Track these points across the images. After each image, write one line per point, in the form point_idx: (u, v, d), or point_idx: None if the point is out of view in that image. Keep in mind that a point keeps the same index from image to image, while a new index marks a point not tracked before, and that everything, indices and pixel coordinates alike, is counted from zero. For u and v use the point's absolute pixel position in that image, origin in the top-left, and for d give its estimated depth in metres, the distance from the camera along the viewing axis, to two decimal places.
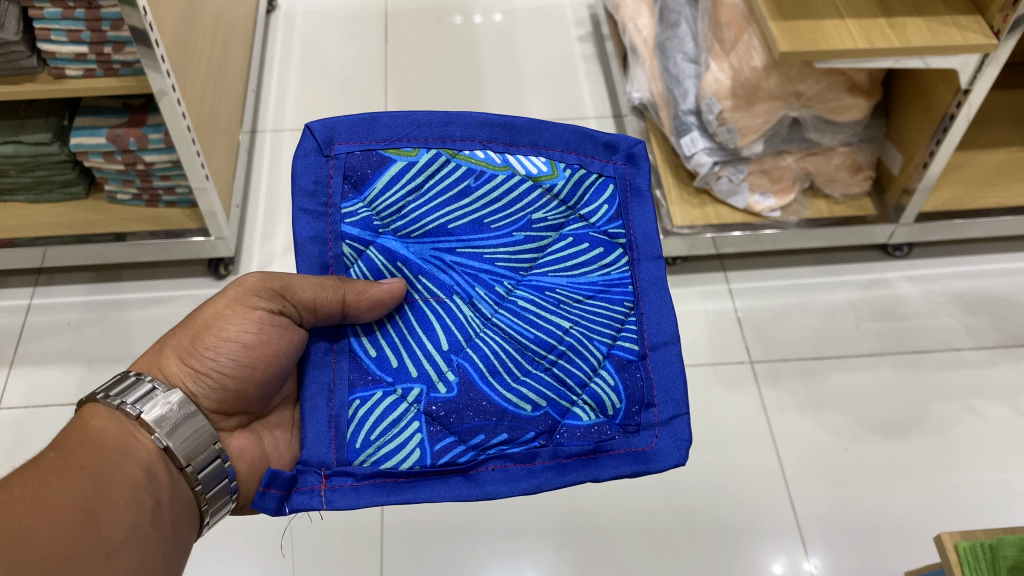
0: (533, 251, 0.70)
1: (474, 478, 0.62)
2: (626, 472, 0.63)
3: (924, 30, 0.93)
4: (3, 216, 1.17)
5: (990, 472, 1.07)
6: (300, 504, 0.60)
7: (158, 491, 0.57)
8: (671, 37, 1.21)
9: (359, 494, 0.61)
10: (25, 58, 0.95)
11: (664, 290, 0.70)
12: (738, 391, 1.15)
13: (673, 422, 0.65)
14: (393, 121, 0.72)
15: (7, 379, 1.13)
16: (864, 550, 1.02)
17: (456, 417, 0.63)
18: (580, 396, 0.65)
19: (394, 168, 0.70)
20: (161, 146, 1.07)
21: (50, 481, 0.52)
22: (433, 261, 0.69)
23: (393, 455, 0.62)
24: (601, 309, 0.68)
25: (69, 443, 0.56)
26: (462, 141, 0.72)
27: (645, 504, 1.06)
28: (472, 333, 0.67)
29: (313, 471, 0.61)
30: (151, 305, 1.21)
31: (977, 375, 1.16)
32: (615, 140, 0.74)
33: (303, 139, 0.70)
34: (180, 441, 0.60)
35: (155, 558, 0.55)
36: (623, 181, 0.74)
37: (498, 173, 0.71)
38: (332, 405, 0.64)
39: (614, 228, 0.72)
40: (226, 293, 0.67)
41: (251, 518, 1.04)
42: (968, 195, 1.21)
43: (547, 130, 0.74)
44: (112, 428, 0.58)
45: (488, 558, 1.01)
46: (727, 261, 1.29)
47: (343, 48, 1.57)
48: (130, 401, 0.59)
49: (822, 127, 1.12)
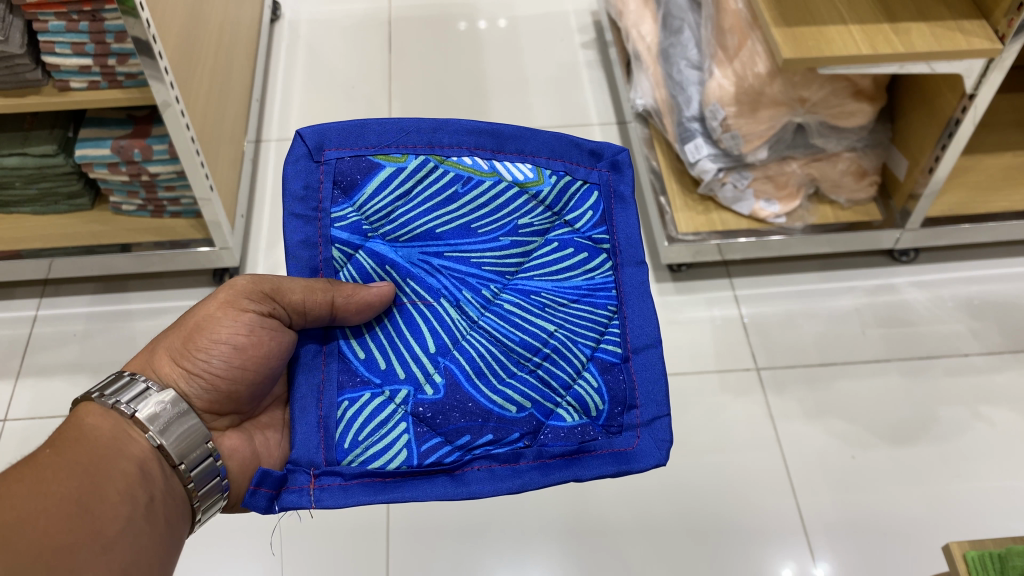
0: (519, 256, 0.70)
1: (460, 477, 0.61)
2: (608, 472, 0.63)
3: (928, 35, 0.93)
4: (9, 228, 1.17)
5: (997, 479, 1.07)
6: (289, 503, 0.60)
7: (153, 486, 0.57)
8: (674, 44, 1.21)
9: (348, 493, 0.60)
10: (30, 71, 0.95)
11: (646, 296, 0.70)
12: (744, 399, 1.15)
13: (655, 422, 0.65)
14: (382, 127, 0.71)
15: (14, 390, 1.13)
16: (872, 556, 1.01)
17: (443, 418, 0.63)
18: (564, 398, 0.65)
19: (383, 174, 0.70)
20: (166, 157, 1.07)
21: (47, 476, 0.52)
22: (421, 264, 0.69)
23: (381, 455, 0.62)
24: (585, 312, 0.68)
25: (65, 440, 0.56)
26: (449, 148, 0.72)
27: (654, 512, 1.05)
28: (458, 335, 0.67)
29: (303, 471, 0.61)
30: (158, 315, 1.21)
31: (985, 381, 1.15)
32: (600, 148, 0.75)
33: (294, 145, 0.70)
34: (174, 438, 0.60)
35: (150, 553, 0.54)
36: (607, 187, 0.74)
37: (485, 179, 0.71)
38: (321, 406, 0.63)
39: (599, 234, 0.72)
40: (215, 295, 0.67)
41: (257, 522, 1.03)
42: (975, 199, 1.20)
43: (534, 138, 0.74)
44: (107, 426, 0.58)
45: (495, 566, 1.01)
46: (733, 268, 1.28)
47: (349, 57, 1.57)
48: (125, 400, 0.59)
49: (827, 133, 1.12)
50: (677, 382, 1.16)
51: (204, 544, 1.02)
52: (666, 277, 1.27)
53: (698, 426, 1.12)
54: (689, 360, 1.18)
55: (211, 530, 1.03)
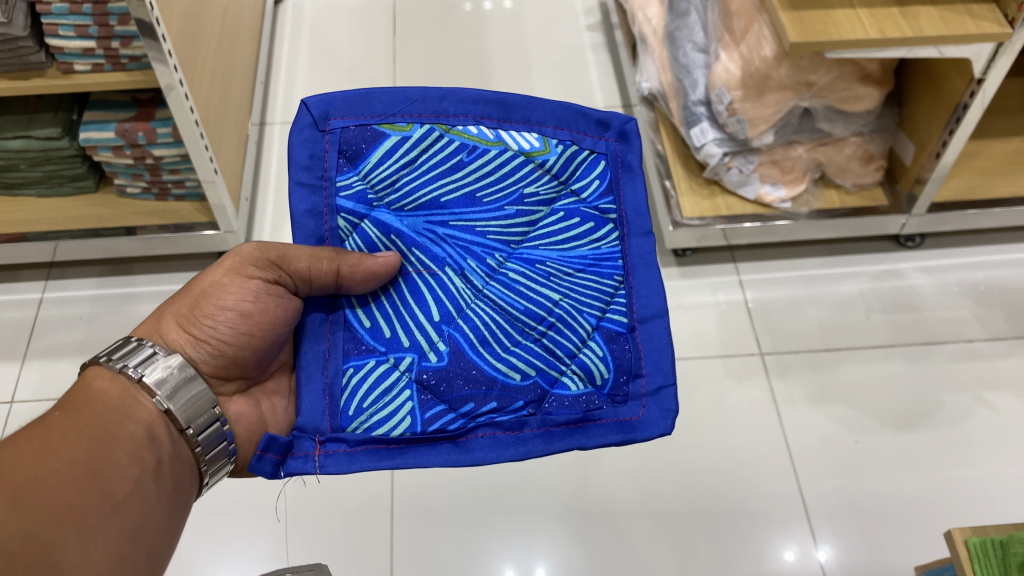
0: (525, 225, 0.70)
1: (463, 445, 0.62)
2: (613, 440, 0.63)
3: (937, 19, 0.92)
4: (14, 210, 1.17)
5: (999, 465, 1.07)
6: (294, 469, 0.61)
7: (160, 450, 0.58)
8: (680, 27, 1.20)
9: (352, 459, 0.61)
10: (34, 53, 0.95)
11: (654, 266, 0.69)
12: (747, 383, 1.15)
13: (661, 392, 0.64)
14: (387, 96, 0.72)
15: (20, 371, 1.14)
16: (874, 541, 1.01)
17: (446, 385, 0.63)
18: (569, 366, 0.65)
19: (388, 143, 0.71)
20: (170, 140, 1.07)
21: (57, 438, 0.52)
22: (426, 233, 0.69)
23: (385, 422, 0.62)
24: (590, 282, 0.68)
25: (73, 404, 0.56)
26: (454, 117, 0.73)
27: (658, 496, 1.05)
28: (464, 304, 0.67)
29: (308, 437, 0.62)
30: (162, 298, 1.21)
31: (990, 366, 1.15)
32: (608, 117, 0.74)
33: (299, 115, 0.70)
34: (181, 403, 0.60)
35: (158, 515, 0.55)
36: (615, 157, 0.74)
37: (491, 149, 0.72)
38: (327, 373, 0.64)
39: (606, 204, 0.72)
40: (223, 262, 0.67)
41: (261, 503, 1.04)
42: (981, 184, 1.20)
43: (541, 107, 0.74)
44: (115, 390, 0.58)
45: (498, 548, 1.01)
46: (738, 252, 1.28)
47: (353, 38, 1.56)
48: (132, 364, 0.60)
49: (833, 117, 1.11)
50: (681, 366, 1.16)
51: (207, 526, 1.02)
52: (671, 262, 1.27)
53: (701, 411, 1.12)
54: (693, 345, 1.18)
55: (214, 511, 1.03)
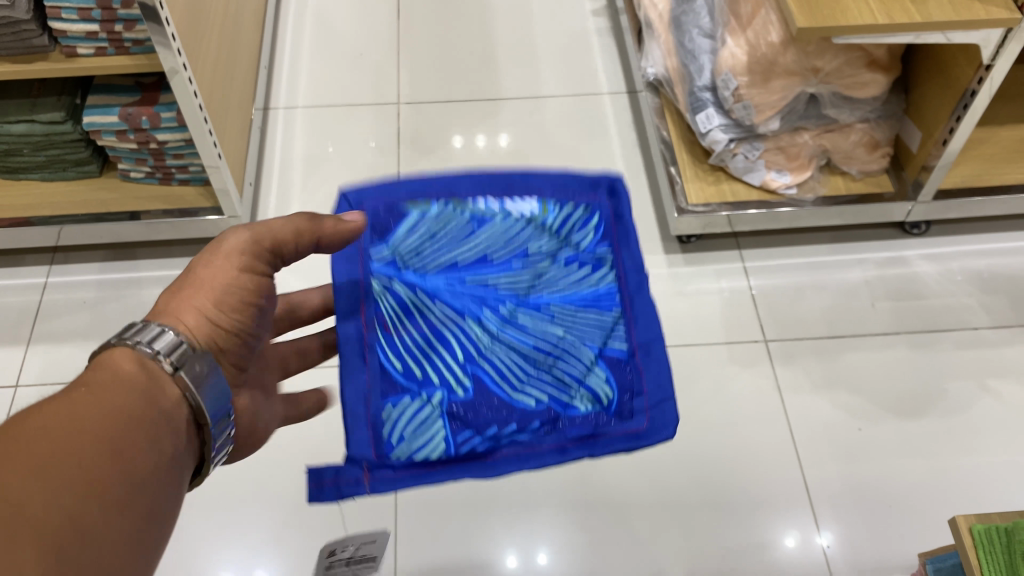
0: (529, 278, 0.67)
1: (490, 463, 0.60)
2: (619, 448, 0.61)
3: (946, 5, 0.91)
4: (18, 195, 1.17)
5: (1003, 452, 1.07)
6: (347, 496, 0.59)
7: (178, 440, 0.50)
8: (686, 12, 1.20)
9: (400, 485, 0.59)
10: (37, 37, 0.95)
11: (649, 299, 0.67)
12: (751, 370, 1.15)
13: (662, 404, 0.62)
14: (415, 180, 0.71)
15: (24, 356, 1.14)
16: (877, 528, 1.02)
17: (473, 414, 0.61)
18: (578, 391, 0.63)
19: (412, 220, 0.70)
20: (174, 124, 1.06)
21: (75, 412, 0.44)
22: (440, 292, 0.66)
23: (422, 449, 0.60)
24: (593, 319, 0.66)
25: (91, 380, 0.47)
26: (468, 194, 0.71)
27: (662, 483, 1.05)
28: (481, 346, 0.64)
29: (354, 465, 0.59)
30: (167, 283, 1.21)
31: (994, 354, 1.15)
32: (598, 178, 0.73)
33: (337, 206, 0.70)
34: (209, 400, 0.52)
35: (170, 508, 0.47)
36: (608, 213, 0.72)
37: (500, 219, 0.70)
38: (369, 408, 0.62)
39: (601, 252, 0.70)
40: (211, 254, 0.58)
41: (264, 489, 1.04)
42: (987, 172, 1.19)
43: (539, 176, 0.72)
44: (139, 372, 0.49)
45: (501, 533, 1.01)
46: (742, 239, 1.28)
47: (357, 23, 1.56)
48: (162, 351, 0.51)
49: (840, 103, 1.11)
50: (685, 353, 1.16)
51: (211, 510, 1.02)
52: (675, 249, 1.27)
53: (705, 398, 1.12)
54: (697, 332, 1.18)
55: (217, 496, 1.03)
